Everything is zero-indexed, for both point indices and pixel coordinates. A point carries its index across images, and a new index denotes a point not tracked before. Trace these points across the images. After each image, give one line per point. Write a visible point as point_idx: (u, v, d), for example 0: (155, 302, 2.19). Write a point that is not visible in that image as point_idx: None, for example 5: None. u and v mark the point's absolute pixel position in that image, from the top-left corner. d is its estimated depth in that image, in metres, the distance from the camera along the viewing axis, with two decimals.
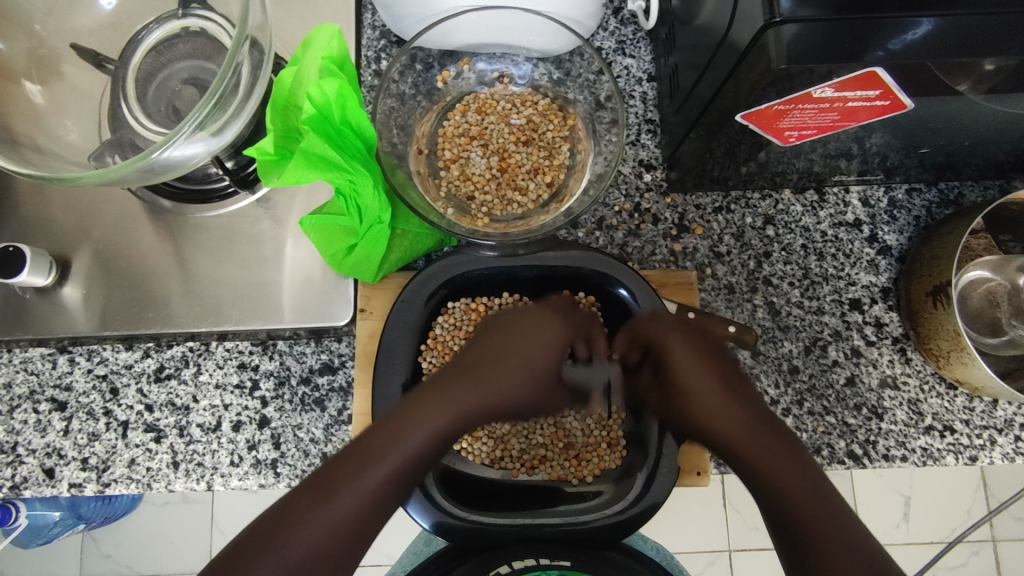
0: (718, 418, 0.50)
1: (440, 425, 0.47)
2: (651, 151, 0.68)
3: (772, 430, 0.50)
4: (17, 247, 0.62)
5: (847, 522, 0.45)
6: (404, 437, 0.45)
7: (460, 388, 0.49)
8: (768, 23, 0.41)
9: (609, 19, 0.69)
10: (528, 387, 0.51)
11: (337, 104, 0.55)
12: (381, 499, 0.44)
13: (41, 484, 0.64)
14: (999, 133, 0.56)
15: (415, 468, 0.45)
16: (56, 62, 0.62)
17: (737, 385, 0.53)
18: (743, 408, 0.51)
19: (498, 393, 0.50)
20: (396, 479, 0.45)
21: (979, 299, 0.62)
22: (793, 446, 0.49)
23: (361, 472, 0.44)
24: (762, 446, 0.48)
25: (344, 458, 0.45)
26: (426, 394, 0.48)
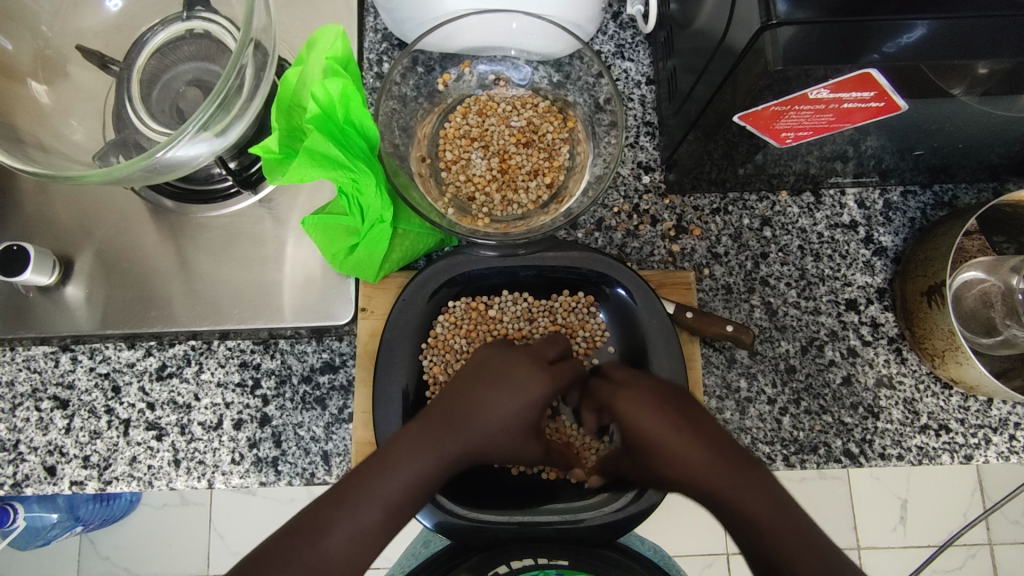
0: (655, 443, 0.55)
1: (426, 471, 0.53)
2: (649, 153, 0.68)
3: (710, 440, 0.54)
4: (21, 246, 0.63)
5: (800, 521, 0.49)
6: (388, 479, 0.52)
7: (435, 436, 0.55)
8: (765, 25, 0.42)
9: (608, 23, 0.70)
10: (508, 442, 0.58)
11: (340, 104, 0.56)
12: (372, 537, 0.50)
13: (42, 482, 0.64)
14: (992, 136, 0.57)
15: (407, 504, 0.52)
16: (62, 63, 0.63)
17: (669, 397, 0.56)
18: (700, 440, 0.54)
19: (476, 438, 0.57)
20: (387, 515, 0.51)
21: (973, 300, 0.62)
22: (730, 452, 0.53)
23: (353, 513, 0.50)
24: (698, 462, 0.53)
25: (335, 496, 0.51)
26: (408, 442, 0.54)
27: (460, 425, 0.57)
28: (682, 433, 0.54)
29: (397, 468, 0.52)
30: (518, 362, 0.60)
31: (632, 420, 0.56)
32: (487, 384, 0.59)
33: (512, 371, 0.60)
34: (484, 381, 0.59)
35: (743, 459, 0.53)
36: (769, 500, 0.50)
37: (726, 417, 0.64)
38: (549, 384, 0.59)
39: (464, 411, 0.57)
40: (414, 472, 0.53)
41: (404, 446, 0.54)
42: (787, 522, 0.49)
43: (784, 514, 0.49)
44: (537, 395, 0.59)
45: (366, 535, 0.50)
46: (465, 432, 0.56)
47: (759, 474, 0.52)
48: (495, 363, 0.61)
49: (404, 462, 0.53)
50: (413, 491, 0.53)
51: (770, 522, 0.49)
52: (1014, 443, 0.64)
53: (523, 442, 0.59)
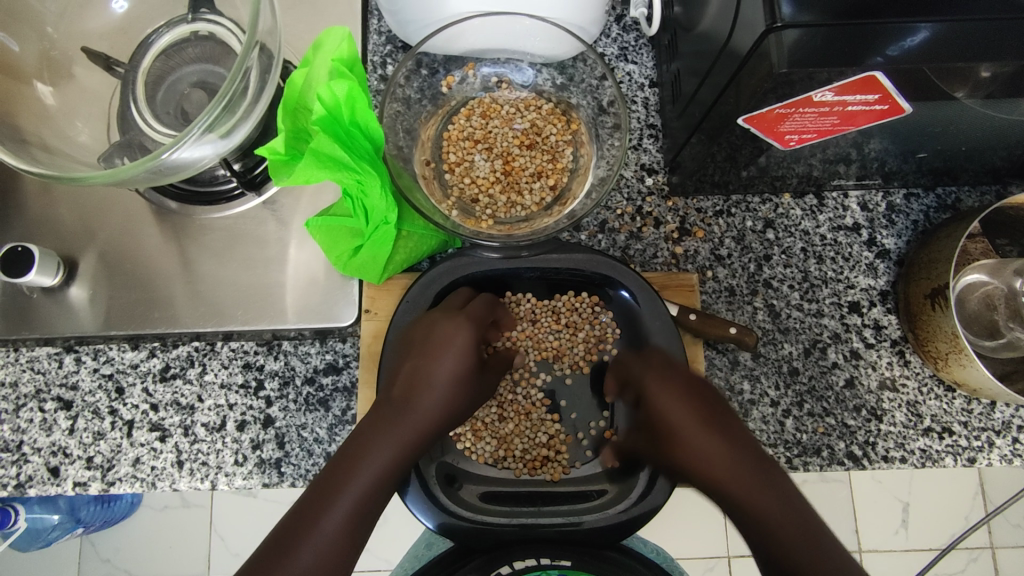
0: (709, 468, 0.56)
1: (383, 461, 0.56)
2: (652, 156, 0.68)
3: (747, 461, 0.56)
4: (26, 247, 0.63)
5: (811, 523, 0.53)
6: (351, 482, 0.55)
7: (389, 431, 0.57)
8: (770, 28, 0.42)
9: (611, 25, 0.70)
10: (451, 394, 0.61)
11: (346, 106, 0.56)
12: (346, 537, 0.54)
13: (45, 483, 0.64)
14: (995, 139, 0.57)
15: (376, 496, 0.56)
16: (67, 64, 0.63)
17: (719, 422, 0.57)
18: (727, 446, 0.56)
19: (421, 417, 0.59)
20: (355, 513, 0.55)
21: (976, 303, 0.62)
22: (771, 478, 0.55)
23: (319, 520, 0.54)
24: (747, 488, 0.55)
25: (305, 510, 0.54)
26: (362, 439, 0.57)
27: (405, 407, 0.58)
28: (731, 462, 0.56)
29: (359, 468, 0.56)
30: (439, 322, 0.60)
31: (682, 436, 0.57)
32: (418, 353, 0.60)
33: (436, 333, 0.60)
34: (414, 353, 0.60)
35: (773, 476, 0.56)
36: (796, 526, 0.53)
37: None
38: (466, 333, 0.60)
39: (405, 390, 0.59)
40: (374, 469, 0.56)
41: (359, 443, 0.57)
42: (812, 542, 0.52)
43: (809, 537, 0.52)
44: (464, 353, 0.61)
45: (343, 537, 0.54)
46: (413, 411, 0.59)
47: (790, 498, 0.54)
48: (416, 328, 0.60)
49: (360, 460, 0.56)
50: (379, 484, 0.56)
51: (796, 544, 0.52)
52: (1018, 445, 0.64)
53: (465, 394, 0.62)
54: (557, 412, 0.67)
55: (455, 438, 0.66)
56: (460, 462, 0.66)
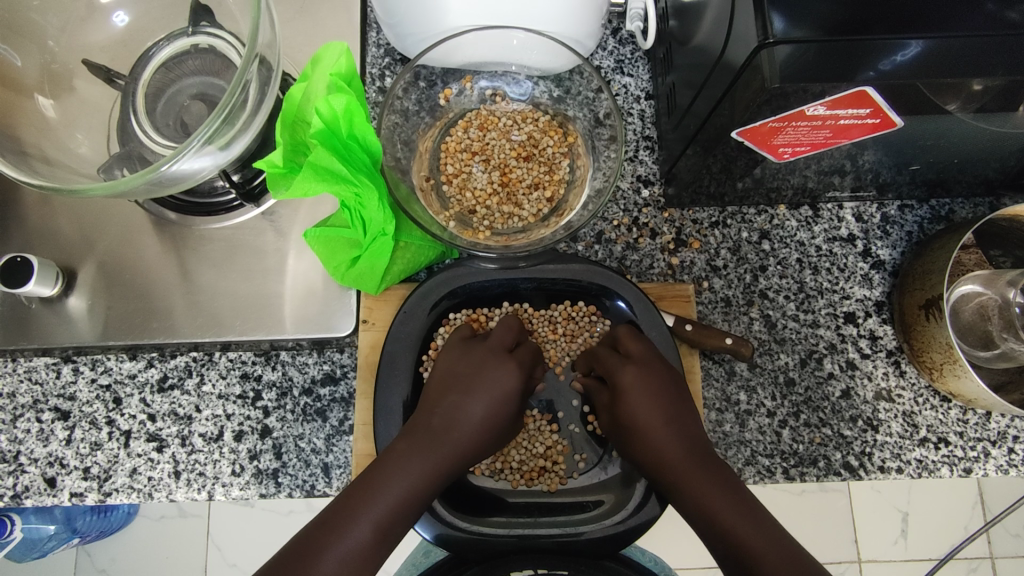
0: (664, 458, 0.55)
1: (416, 485, 0.54)
2: (648, 167, 0.69)
3: (701, 458, 0.55)
4: (25, 257, 0.63)
5: (772, 528, 0.50)
6: (377, 501, 0.52)
7: (425, 455, 0.55)
8: (762, 43, 0.43)
9: (608, 38, 0.71)
10: (488, 437, 0.59)
11: (345, 120, 0.57)
12: (363, 560, 0.50)
13: (42, 493, 0.64)
14: (987, 151, 0.57)
15: (398, 521, 0.53)
16: (68, 77, 0.64)
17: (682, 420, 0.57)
18: (682, 442, 0.56)
19: (460, 449, 0.57)
20: (376, 535, 0.51)
21: (970, 313, 0.63)
22: (728, 478, 0.54)
23: (342, 536, 0.50)
24: (704, 485, 0.53)
25: (328, 520, 0.51)
26: (394, 457, 0.55)
27: (442, 434, 0.57)
28: (692, 453, 0.55)
29: (388, 486, 0.53)
30: (487, 361, 0.61)
31: (640, 432, 0.57)
32: (459, 387, 0.60)
33: (481, 369, 0.60)
34: (455, 386, 0.60)
35: (733, 479, 0.54)
36: (751, 524, 0.50)
37: (726, 429, 0.65)
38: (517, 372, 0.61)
39: (443, 422, 0.58)
40: (401, 491, 0.53)
41: (387, 463, 0.54)
42: (777, 545, 0.49)
43: (770, 537, 0.49)
44: (508, 395, 0.60)
45: (361, 557, 0.50)
46: (449, 440, 0.57)
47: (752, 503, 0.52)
48: (461, 364, 0.61)
49: (389, 478, 0.53)
50: (403, 506, 0.53)
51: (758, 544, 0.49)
52: (1013, 456, 0.64)
53: (498, 438, 0.60)
54: (556, 422, 0.67)
55: None
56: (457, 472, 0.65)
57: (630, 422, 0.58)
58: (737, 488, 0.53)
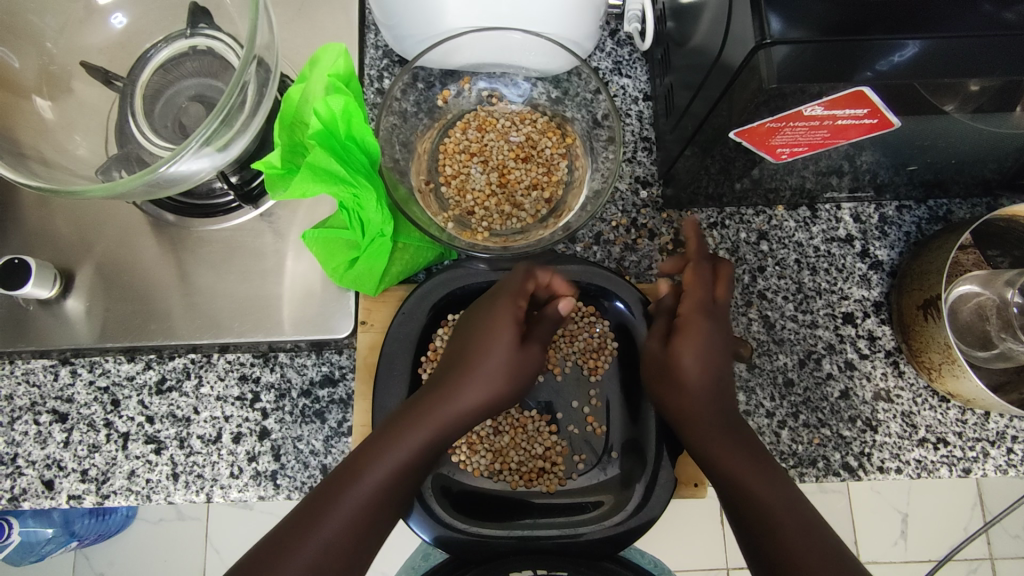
0: (709, 438, 0.55)
1: (400, 458, 0.54)
2: (646, 168, 0.69)
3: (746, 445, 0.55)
4: (22, 259, 0.63)
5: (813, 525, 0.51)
6: (369, 471, 0.53)
7: (417, 417, 0.55)
8: (759, 44, 0.43)
9: (605, 40, 0.71)
10: (493, 388, 0.57)
11: (342, 121, 0.56)
12: (355, 531, 0.51)
13: (40, 496, 0.64)
14: (984, 152, 0.57)
15: (392, 488, 0.53)
16: (66, 79, 0.64)
17: (723, 384, 0.57)
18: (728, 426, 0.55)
19: (448, 413, 0.56)
20: (369, 506, 0.52)
21: (969, 313, 0.62)
22: (755, 450, 0.55)
23: (337, 504, 0.52)
24: (733, 454, 0.54)
25: (318, 501, 0.52)
26: (391, 425, 0.55)
27: (439, 394, 0.57)
28: (723, 419, 0.56)
29: (381, 454, 0.53)
30: (485, 313, 0.59)
31: (688, 382, 0.56)
32: (464, 343, 0.59)
33: (479, 321, 0.59)
34: (459, 344, 0.59)
35: (757, 447, 0.55)
36: (779, 497, 0.52)
37: None
38: (511, 330, 0.58)
39: (445, 381, 0.58)
40: (392, 460, 0.53)
41: (384, 436, 0.55)
42: (794, 515, 0.52)
43: (792, 511, 0.52)
44: (506, 343, 0.58)
45: (353, 529, 0.51)
46: (443, 398, 0.56)
47: (774, 470, 0.54)
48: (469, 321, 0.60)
49: (382, 447, 0.54)
50: (397, 474, 0.54)
51: (778, 513, 0.52)
52: (1012, 456, 0.64)
53: (507, 391, 0.58)
54: (555, 423, 0.66)
55: (451, 451, 0.65)
56: (456, 474, 0.65)
57: (678, 369, 0.56)
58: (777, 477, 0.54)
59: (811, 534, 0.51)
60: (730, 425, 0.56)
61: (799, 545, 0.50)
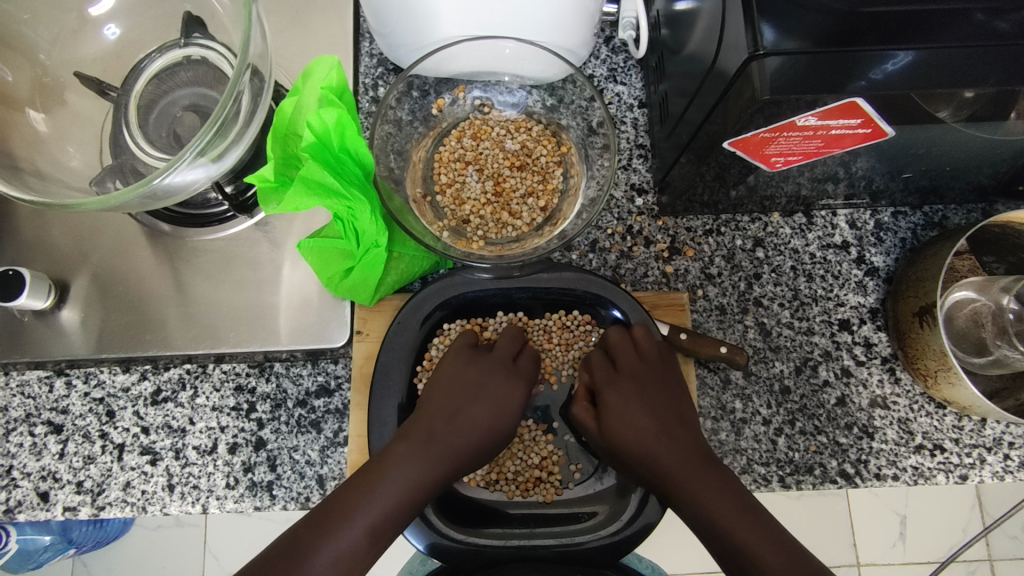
0: (660, 464, 0.54)
1: (415, 490, 0.54)
2: (642, 175, 0.69)
3: (702, 463, 0.54)
4: (17, 271, 0.63)
5: (786, 540, 0.49)
6: (373, 500, 0.52)
7: (420, 459, 0.55)
8: (753, 55, 0.43)
9: (600, 47, 0.71)
10: (493, 450, 0.61)
11: (336, 132, 0.56)
12: (354, 563, 0.50)
13: (35, 508, 0.64)
14: (979, 159, 0.57)
15: (392, 525, 0.52)
16: (59, 90, 0.64)
17: (669, 424, 0.57)
18: (679, 447, 0.55)
19: (464, 457, 0.58)
20: (369, 539, 0.51)
21: (964, 320, 0.62)
22: (720, 476, 0.53)
23: (337, 533, 0.50)
24: (698, 488, 0.52)
25: (316, 524, 0.50)
26: (389, 455, 0.55)
27: (441, 440, 0.57)
28: (686, 457, 0.54)
29: (385, 487, 0.53)
30: (500, 375, 0.62)
31: (625, 436, 0.56)
32: (467, 394, 0.60)
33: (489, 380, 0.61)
34: (464, 396, 0.60)
35: (726, 480, 0.52)
36: (748, 524, 0.49)
37: (722, 438, 0.65)
38: (522, 393, 0.61)
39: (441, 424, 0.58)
40: (397, 496, 0.53)
41: (390, 465, 0.54)
42: (774, 544, 0.48)
43: (768, 537, 0.49)
44: (513, 406, 0.61)
45: (360, 550, 0.51)
46: (451, 447, 0.57)
47: (752, 509, 0.50)
48: (468, 371, 0.61)
49: (387, 481, 0.53)
50: (398, 509, 0.53)
51: (759, 546, 0.48)
52: (1009, 462, 0.64)
53: (494, 449, 0.61)
54: (552, 432, 0.67)
55: None
56: (453, 484, 0.65)
57: (615, 426, 0.57)
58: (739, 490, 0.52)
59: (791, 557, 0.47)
60: (696, 457, 0.54)
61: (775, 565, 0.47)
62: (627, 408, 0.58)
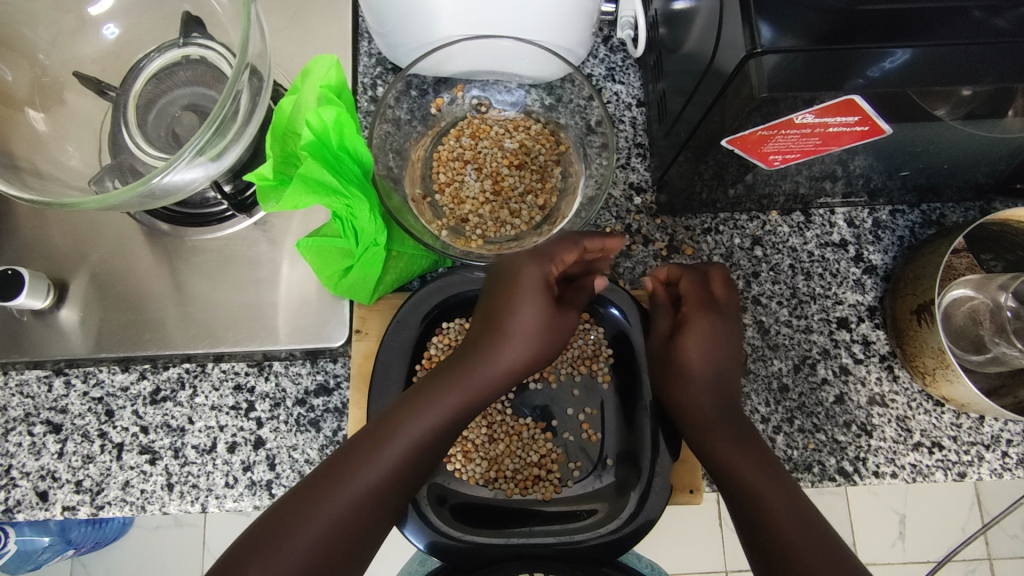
0: (706, 419, 0.58)
1: (443, 415, 0.55)
2: (640, 174, 0.69)
3: (740, 434, 0.58)
4: (16, 270, 0.63)
5: (813, 520, 0.52)
6: (399, 437, 0.53)
7: (452, 385, 0.57)
8: (750, 53, 0.43)
9: (599, 46, 0.72)
10: (525, 346, 0.58)
11: (334, 131, 0.56)
12: (377, 501, 0.52)
13: (34, 507, 0.64)
14: (976, 157, 0.58)
15: (415, 460, 0.54)
16: (58, 90, 0.64)
17: (723, 390, 0.60)
18: (724, 411, 0.59)
19: (488, 370, 0.58)
20: (393, 475, 0.53)
21: (962, 317, 0.63)
22: (755, 450, 0.57)
23: (358, 474, 0.52)
24: (732, 446, 0.57)
25: (347, 458, 0.53)
26: (427, 390, 0.56)
27: (469, 359, 0.58)
28: (727, 420, 0.59)
29: (414, 422, 0.54)
30: (520, 265, 0.60)
31: (690, 374, 0.60)
32: (491, 299, 0.60)
33: (502, 274, 0.60)
34: (490, 307, 0.60)
35: (757, 445, 0.57)
36: (778, 492, 0.54)
37: None
38: (540, 276, 0.59)
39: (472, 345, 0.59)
40: (423, 431, 0.54)
41: (418, 396, 0.56)
42: (796, 515, 0.52)
43: (792, 507, 0.53)
44: (535, 301, 0.59)
45: (391, 480, 0.53)
46: (474, 362, 0.58)
47: (782, 479, 0.55)
48: (489, 275, 0.61)
49: (415, 416, 0.54)
50: (427, 441, 0.54)
51: (781, 513, 0.52)
52: (1008, 460, 0.64)
53: (536, 343, 0.59)
54: (550, 430, 0.66)
55: (446, 460, 0.65)
56: (451, 483, 0.65)
57: (683, 364, 0.60)
58: (776, 470, 0.55)
59: (811, 530, 0.51)
60: (738, 428, 0.58)
61: (798, 540, 0.51)
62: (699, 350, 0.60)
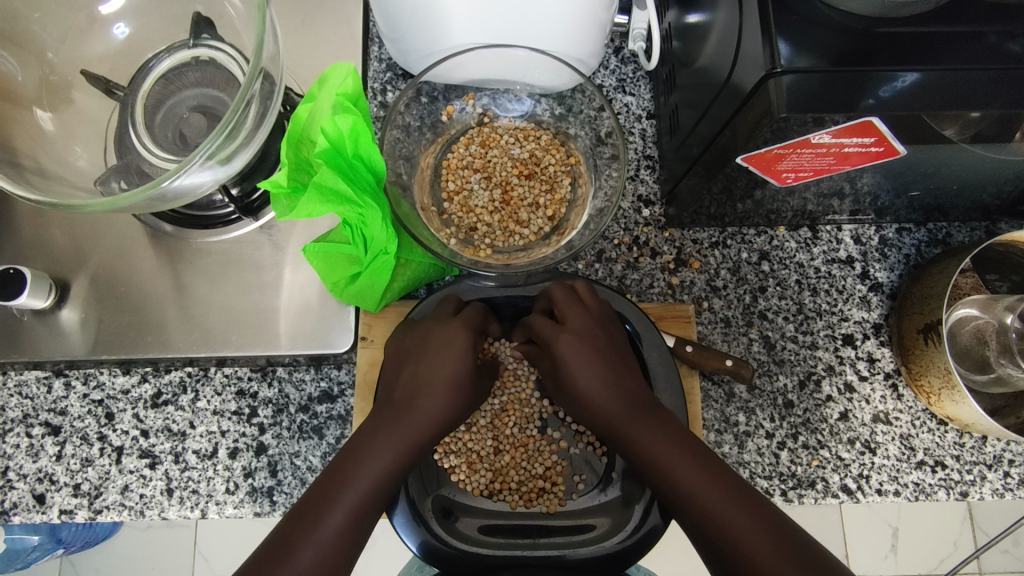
0: (610, 418, 0.57)
1: (386, 462, 0.55)
2: (649, 186, 0.69)
3: (652, 419, 0.56)
4: (18, 270, 0.63)
5: (770, 516, 0.49)
6: (353, 483, 0.54)
7: (392, 432, 0.56)
8: (770, 73, 0.43)
9: (609, 57, 0.72)
10: (455, 400, 0.59)
11: (350, 140, 0.56)
12: (342, 546, 0.51)
13: (31, 510, 0.63)
14: (985, 178, 0.58)
15: (373, 506, 0.54)
16: (67, 89, 0.63)
17: (625, 381, 0.58)
18: (626, 401, 0.57)
19: (425, 419, 0.57)
20: (350, 525, 0.52)
21: (967, 337, 0.63)
22: (681, 438, 0.54)
23: (315, 526, 0.51)
24: (651, 442, 0.54)
25: (294, 524, 0.51)
26: (362, 445, 0.55)
27: (406, 410, 0.57)
28: (632, 410, 0.56)
29: (361, 471, 0.54)
30: (437, 327, 0.60)
31: (582, 396, 0.58)
32: (419, 359, 0.60)
33: (430, 338, 0.59)
34: (413, 358, 0.60)
35: (680, 432, 0.55)
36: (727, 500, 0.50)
37: (725, 451, 0.65)
38: (465, 333, 0.59)
39: (405, 397, 0.58)
40: (372, 478, 0.54)
41: (359, 448, 0.55)
42: (766, 528, 0.48)
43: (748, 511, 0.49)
44: (460, 359, 0.59)
45: (348, 530, 0.52)
46: (413, 418, 0.57)
47: (732, 484, 0.51)
48: (411, 337, 0.60)
49: (362, 464, 0.54)
50: (378, 489, 0.54)
51: (736, 523, 0.49)
52: (1009, 480, 0.65)
53: (466, 399, 0.60)
54: (556, 443, 0.67)
55: (449, 470, 0.65)
56: (456, 494, 0.65)
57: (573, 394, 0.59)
58: (711, 462, 0.53)
59: (783, 537, 0.48)
60: (646, 414, 0.56)
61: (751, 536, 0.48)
62: (582, 365, 0.58)
